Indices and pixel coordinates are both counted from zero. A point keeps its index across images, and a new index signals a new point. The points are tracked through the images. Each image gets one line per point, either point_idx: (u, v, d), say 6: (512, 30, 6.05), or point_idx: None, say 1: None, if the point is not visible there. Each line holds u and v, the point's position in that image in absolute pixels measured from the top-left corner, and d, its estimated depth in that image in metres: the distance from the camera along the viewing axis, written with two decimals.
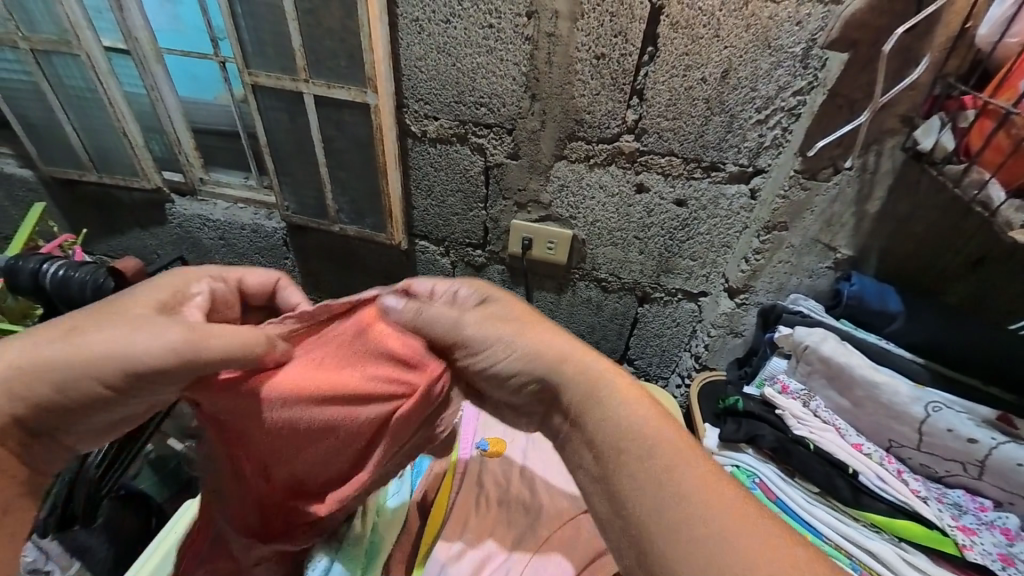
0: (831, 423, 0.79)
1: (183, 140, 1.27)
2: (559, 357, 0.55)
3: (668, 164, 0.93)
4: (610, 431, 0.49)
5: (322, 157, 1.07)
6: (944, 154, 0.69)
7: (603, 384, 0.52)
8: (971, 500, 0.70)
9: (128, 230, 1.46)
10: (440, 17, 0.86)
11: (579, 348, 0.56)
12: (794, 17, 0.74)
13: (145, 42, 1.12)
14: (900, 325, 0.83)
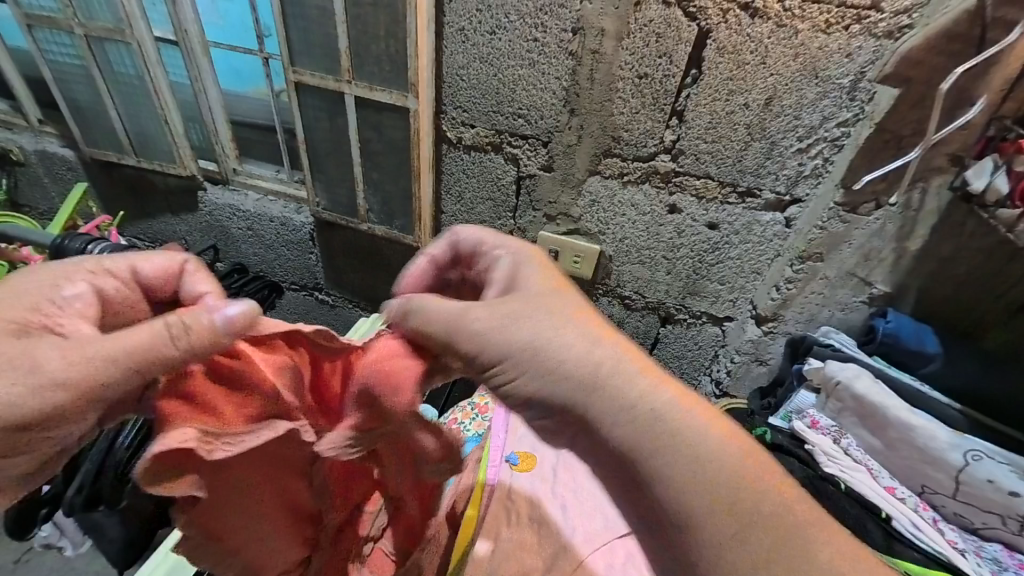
0: (864, 464, 0.74)
1: (221, 131, 1.30)
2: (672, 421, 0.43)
3: (703, 187, 0.93)
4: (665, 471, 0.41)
5: (358, 157, 1.08)
6: (997, 198, 0.65)
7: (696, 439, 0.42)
8: (1010, 556, 0.65)
9: (160, 215, 1.49)
10: (486, 28, 0.87)
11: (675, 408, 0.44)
12: (844, 49, 0.73)
13: (194, 34, 1.16)
14: (939, 367, 0.80)
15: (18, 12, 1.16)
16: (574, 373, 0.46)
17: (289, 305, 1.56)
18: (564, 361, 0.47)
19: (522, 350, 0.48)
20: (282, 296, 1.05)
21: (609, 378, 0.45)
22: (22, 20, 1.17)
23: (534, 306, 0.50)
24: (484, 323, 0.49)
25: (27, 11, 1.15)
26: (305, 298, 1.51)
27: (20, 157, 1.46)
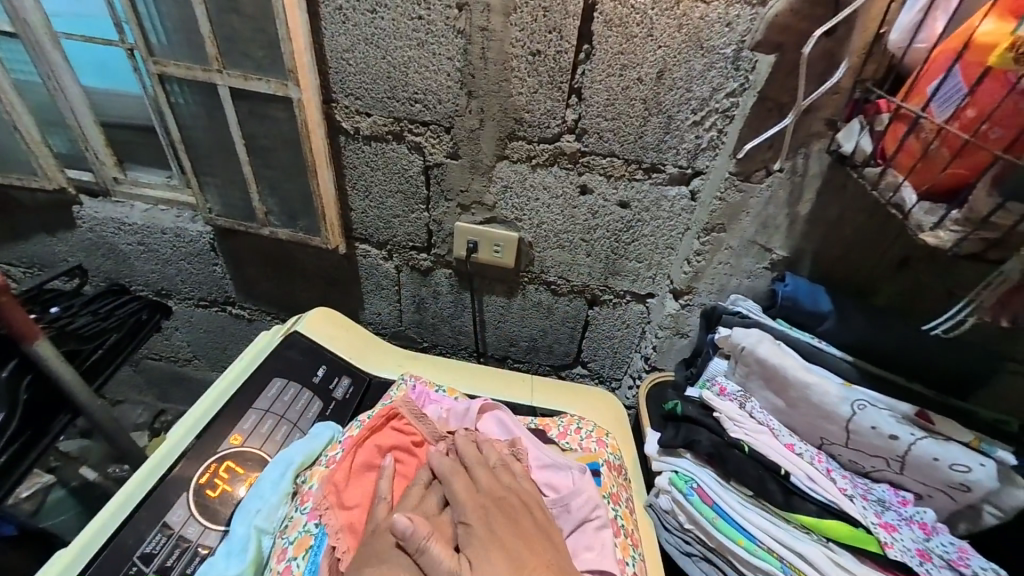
0: (766, 425, 0.76)
1: (91, 135, 1.14)
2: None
3: (610, 165, 0.92)
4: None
5: (244, 156, 0.98)
6: (863, 158, 0.66)
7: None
8: (894, 495, 0.70)
9: (32, 236, 1.31)
10: (366, 7, 0.80)
11: None
12: (723, 19, 0.73)
13: (37, 25, 1.01)
14: (833, 325, 0.84)
15: None
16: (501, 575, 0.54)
17: (201, 322, 1.43)
18: (496, 566, 0.55)
19: (482, 565, 0.55)
20: (170, 315, 0.92)
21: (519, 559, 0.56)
22: None
23: (514, 544, 0.58)
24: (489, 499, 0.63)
25: None
26: (218, 313, 1.39)
27: None
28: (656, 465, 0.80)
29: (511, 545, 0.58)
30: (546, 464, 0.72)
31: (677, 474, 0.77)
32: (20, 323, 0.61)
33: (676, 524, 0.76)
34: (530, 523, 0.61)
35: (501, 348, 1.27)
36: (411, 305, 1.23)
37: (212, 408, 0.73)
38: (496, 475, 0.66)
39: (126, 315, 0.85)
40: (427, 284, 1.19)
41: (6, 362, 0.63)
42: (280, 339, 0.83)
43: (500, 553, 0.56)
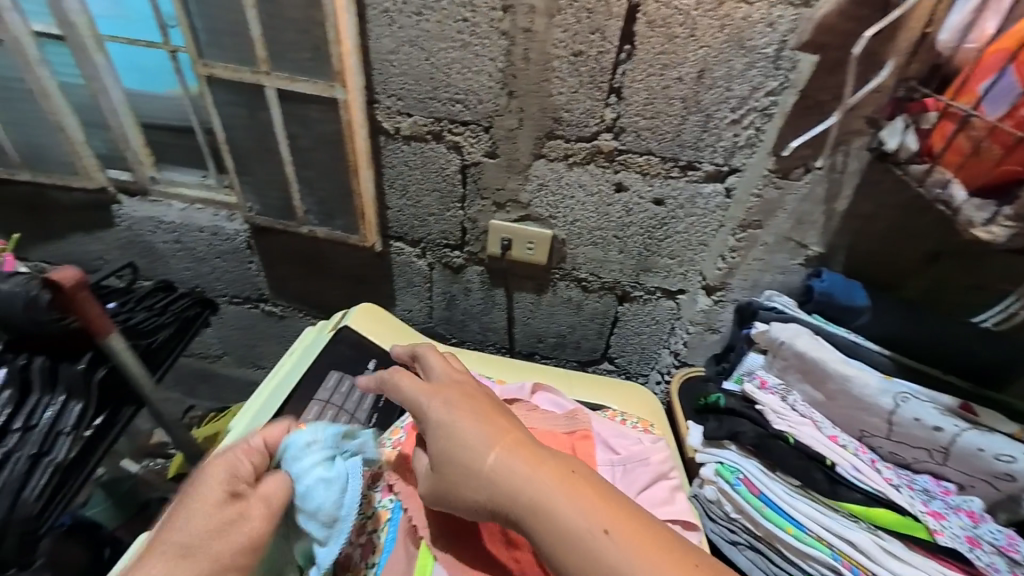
0: (808, 417, 0.78)
1: (130, 135, 1.17)
2: (501, 485, 0.54)
3: (647, 164, 0.93)
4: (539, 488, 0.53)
5: (287, 156, 1.01)
6: (908, 154, 0.69)
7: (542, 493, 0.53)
8: (937, 485, 0.72)
9: (68, 235, 1.33)
10: (411, 9, 0.82)
11: (523, 474, 0.54)
12: (766, 19, 0.75)
13: (83, 28, 1.03)
14: (869, 319, 0.85)
15: None
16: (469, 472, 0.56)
17: (232, 319, 1.45)
18: (455, 461, 0.57)
19: (456, 466, 0.57)
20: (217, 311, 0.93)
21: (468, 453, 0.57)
22: None
23: (464, 439, 0.57)
24: (440, 406, 0.60)
25: None
26: (249, 310, 1.42)
27: None
28: (700, 456, 0.83)
29: (471, 441, 0.57)
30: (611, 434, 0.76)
31: (722, 465, 0.79)
32: (93, 316, 0.63)
33: (721, 514, 0.78)
34: (483, 412, 0.60)
35: (529, 344, 1.29)
36: (441, 302, 1.25)
37: (266, 407, 0.76)
38: (443, 384, 0.64)
39: (178, 312, 0.87)
40: (458, 281, 1.21)
41: (82, 355, 0.68)
42: (327, 336, 0.85)
43: (478, 487, 0.56)
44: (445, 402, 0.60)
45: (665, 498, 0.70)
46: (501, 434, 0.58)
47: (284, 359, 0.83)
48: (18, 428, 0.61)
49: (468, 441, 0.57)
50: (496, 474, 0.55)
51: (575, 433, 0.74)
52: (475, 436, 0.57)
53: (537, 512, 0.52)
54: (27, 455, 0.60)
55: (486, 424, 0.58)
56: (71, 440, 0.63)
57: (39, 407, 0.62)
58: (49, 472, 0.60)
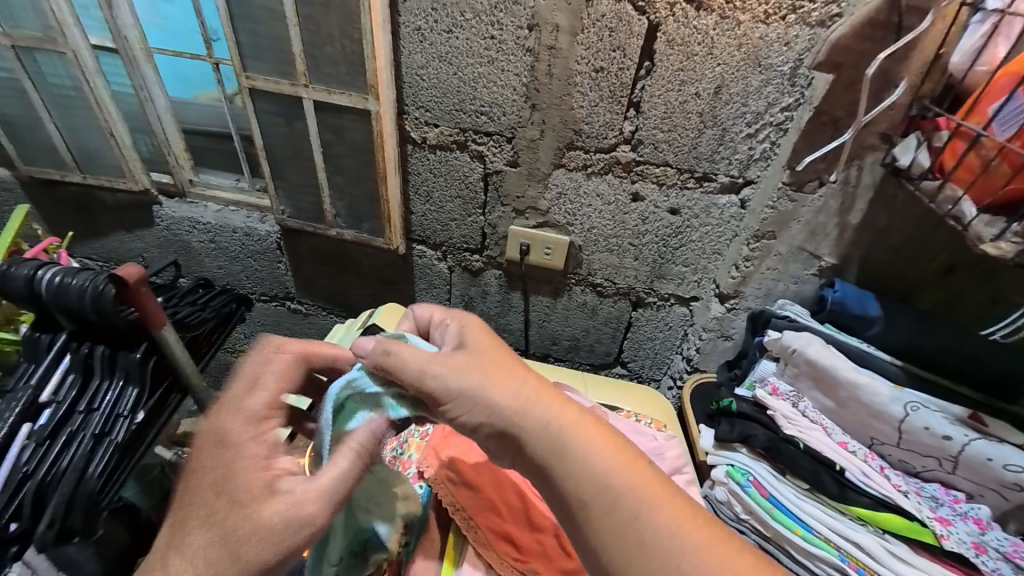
0: (818, 423, 0.80)
1: (173, 141, 1.25)
2: (509, 410, 0.56)
3: (663, 174, 0.97)
4: (578, 468, 0.53)
5: (320, 162, 1.06)
6: (920, 171, 0.71)
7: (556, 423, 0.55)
8: (946, 493, 0.73)
9: (111, 233, 1.41)
10: (442, 27, 0.87)
11: (541, 404, 0.56)
12: (782, 39, 0.78)
13: (134, 41, 1.11)
14: (881, 329, 0.87)
15: None
16: (484, 400, 0.56)
17: (259, 316, 1.52)
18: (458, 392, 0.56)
19: (465, 391, 0.56)
20: (250, 308, 1.01)
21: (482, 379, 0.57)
22: None
23: (477, 367, 0.58)
24: (443, 373, 0.57)
25: None
26: (276, 308, 1.48)
27: None
28: (711, 458, 0.86)
29: (480, 370, 0.57)
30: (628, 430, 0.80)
31: (732, 467, 0.82)
32: (151, 311, 0.69)
33: (731, 515, 0.81)
34: (494, 370, 0.58)
35: (543, 346, 1.32)
36: (460, 304, 1.30)
37: None
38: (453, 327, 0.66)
39: (218, 307, 0.93)
40: (477, 284, 1.25)
41: (137, 345, 0.73)
42: (357, 333, 0.91)
43: (484, 406, 0.56)
44: (447, 365, 0.57)
45: None
46: (510, 366, 0.59)
47: None
48: (83, 410, 0.68)
49: (484, 372, 0.57)
50: (513, 403, 0.56)
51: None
52: (488, 368, 0.58)
53: (582, 488, 0.52)
54: (92, 435, 0.67)
55: (498, 359, 0.59)
56: (129, 423, 0.70)
57: (100, 392, 0.70)
58: (109, 453, 0.67)
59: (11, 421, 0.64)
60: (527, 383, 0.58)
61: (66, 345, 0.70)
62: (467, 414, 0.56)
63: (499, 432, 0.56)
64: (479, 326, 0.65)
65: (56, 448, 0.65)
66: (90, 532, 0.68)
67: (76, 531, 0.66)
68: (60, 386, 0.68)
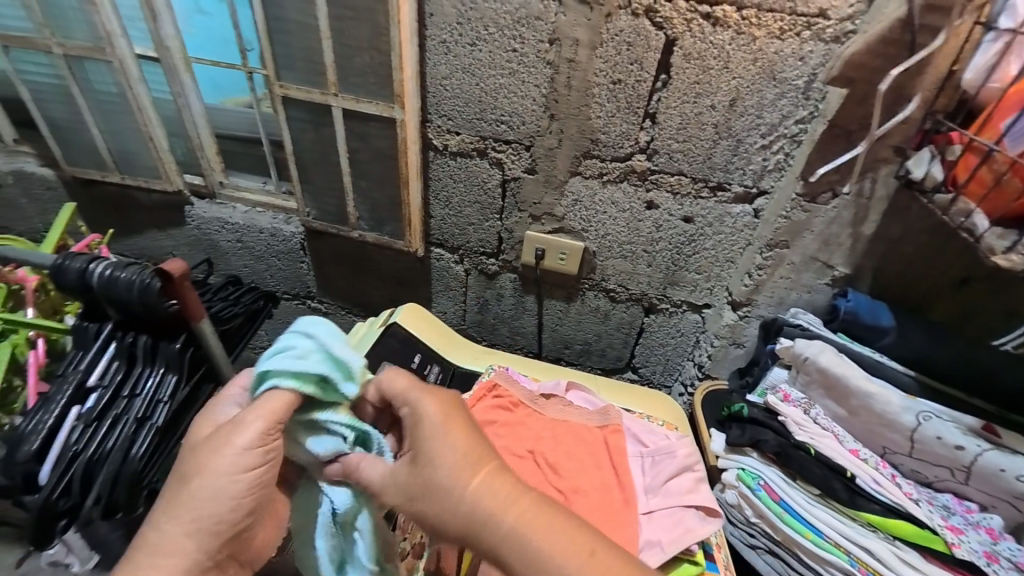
0: (830, 430, 0.81)
1: (206, 145, 1.31)
2: (467, 510, 0.53)
3: (677, 183, 0.99)
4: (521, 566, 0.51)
5: (346, 167, 1.11)
6: (933, 184, 0.73)
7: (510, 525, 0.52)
8: (958, 503, 0.74)
9: (144, 231, 1.48)
10: (466, 41, 0.91)
11: (502, 501, 0.53)
12: (797, 54, 0.80)
13: (175, 51, 1.17)
14: (894, 339, 0.88)
15: None
16: (446, 493, 0.54)
17: (280, 314, 1.57)
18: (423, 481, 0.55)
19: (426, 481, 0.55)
20: (277, 305, 1.06)
21: (444, 468, 0.55)
22: None
23: (441, 452, 0.55)
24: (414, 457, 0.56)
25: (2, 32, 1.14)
26: (297, 306, 1.53)
27: None
28: (723, 462, 0.87)
29: (443, 459, 0.55)
30: (641, 428, 0.83)
31: (743, 471, 0.84)
32: (191, 304, 0.73)
33: (742, 518, 0.83)
34: (461, 456, 0.55)
35: (556, 349, 1.34)
36: (475, 306, 1.33)
37: None
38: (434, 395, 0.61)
39: (248, 303, 0.98)
40: (491, 287, 1.28)
41: (176, 336, 0.77)
42: (378, 331, 0.94)
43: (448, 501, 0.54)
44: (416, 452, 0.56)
45: (691, 487, 0.74)
46: (475, 457, 0.56)
47: None
48: (126, 395, 0.74)
49: (446, 462, 0.55)
50: (476, 499, 0.53)
51: (607, 427, 0.81)
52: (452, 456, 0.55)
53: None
54: (134, 418, 0.73)
55: (463, 445, 0.56)
56: (167, 408, 0.76)
57: (141, 379, 0.76)
58: (149, 436, 0.73)
59: (62, 404, 0.71)
60: (498, 486, 0.54)
61: (111, 335, 0.76)
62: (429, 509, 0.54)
63: (461, 529, 0.54)
64: (450, 404, 0.60)
65: (102, 429, 0.72)
66: (132, 510, 0.73)
67: (119, 507, 0.71)
68: (106, 371, 0.74)
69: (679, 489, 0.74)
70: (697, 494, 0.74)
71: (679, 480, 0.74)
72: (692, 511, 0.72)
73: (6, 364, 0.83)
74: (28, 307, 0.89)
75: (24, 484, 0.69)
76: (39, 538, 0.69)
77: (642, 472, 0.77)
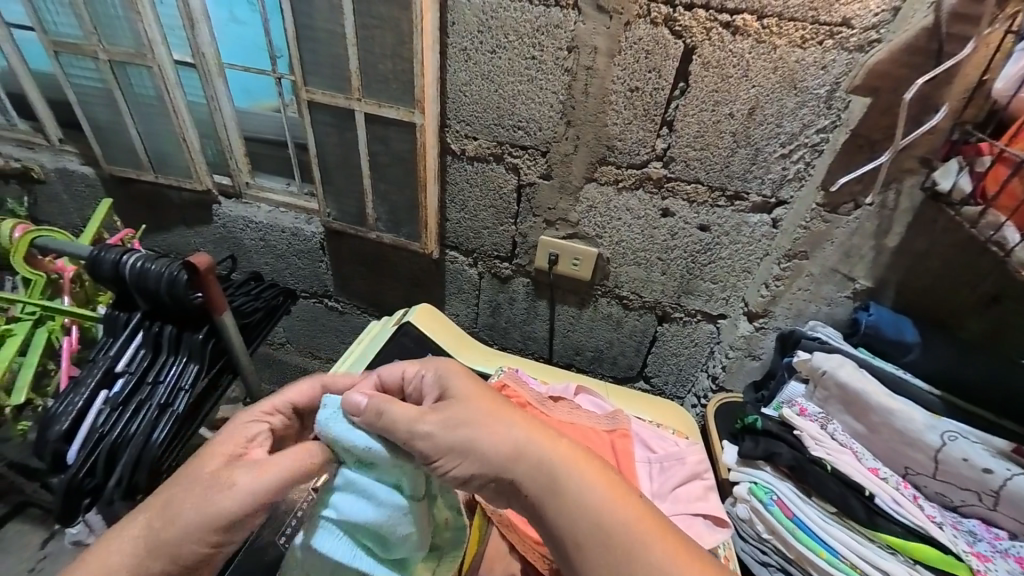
0: (848, 446, 0.78)
1: (235, 146, 1.37)
2: (505, 460, 0.55)
3: (694, 191, 0.98)
4: (570, 516, 0.51)
5: (366, 170, 1.14)
6: (961, 197, 0.72)
7: (555, 470, 0.53)
8: (986, 530, 0.70)
9: (174, 227, 1.55)
10: (486, 48, 0.93)
11: (539, 449, 0.55)
12: (819, 62, 0.79)
13: (210, 57, 1.23)
14: (918, 356, 0.85)
15: (45, 39, 1.22)
16: (482, 447, 0.55)
17: (298, 311, 1.61)
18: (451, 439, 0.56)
19: (460, 436, 0.56)
20: (295, 301, 1.09)
21: (474, 419, 0.57)
22: (50, 47, 1.23)
23: (466, 410, 0.57)
24: (434, 425, 0.56)
25: (54, 39, 1.21)
26: (315, 304, 1.57)
27: (41, 175, 1.51)
28: (734, 475, 0.86)
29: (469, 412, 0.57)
30: (650, 435, 0.82)
31: (755, 484, 0.82)
32: (215, 297, 0.76)
33: (753, 534, 0.81)
34: (484, 412, 0.57)
35: (567, 355, 1.34)
36: (487, 309, 1.34)
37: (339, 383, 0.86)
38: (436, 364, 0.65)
39: (268, 298, 1.01)
40: (504, 291, 1.29)
41: (200, 327, 0.80)
42: (392, 329, 0.96)
43: (484, 453, 0.55)
44: (439, 420, 0.56)
45: (699, 495, 0.74)
46: (500, 410, 0.58)
47: (353, 347, 0.94)
48: (150, 381, 0.78)
49: (477, 414, 0.57)
50: (514, 447, 0.55)
51: (615, 431, 0.79)
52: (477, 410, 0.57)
53: (583, 542, 0.50)
54: (156, 405, 0.76)
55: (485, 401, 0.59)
56: (188, 396, 0.78)
57: (165, 366, 0.79)
58: (169, 422, 0.75)
59: (90, 387, 0.75)
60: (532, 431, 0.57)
61: (139, 323, 0.80)
62: (462, 464, 0.55)
63: (496, 477, 0.55)
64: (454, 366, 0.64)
65: (126, 413, 0.75)
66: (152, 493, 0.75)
67: (140, 490, 0.73)
68: (133, 358, 0.78)
69: (687, 497, 0.73)
70: (705, 503, 0.73)
71: (688, 488, 0.74)
72: (701, 519, 0.71)
73: (43, 349, 0.87)
74: (65, 295, 0.94)
75: (52, 463, 0.72)
76: (66, 515, 0.72)
77: (650, 480, 0.75)
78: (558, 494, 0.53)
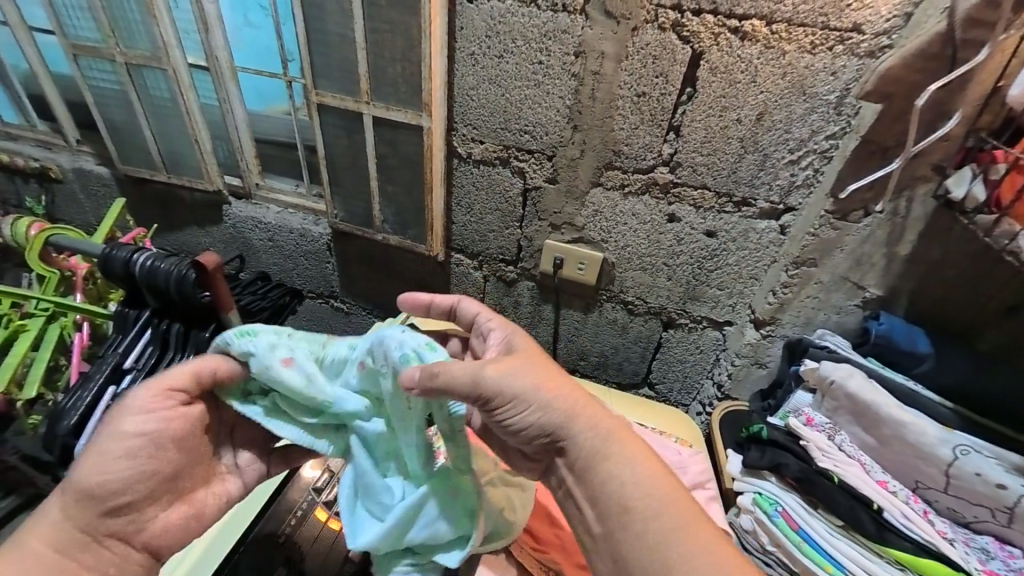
0: (855, 458, 0.77)
1: (245, 147, 1.39)
2: (565, 421, 0.61)
3: (701, 197, 0.98)
4: (615, 490, 0.58)
5: (374, 172, 1.15)
6: (975, 205, 0.71)
7: (606, 439, 0.61)
8: (999, 547, 0.68)
9: (185, 227, 1.57)
10: (494, 53, 0.94)
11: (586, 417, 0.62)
12: (829, 68, 0.78)
13: (223, 60, 1.26)
14: (930, 367, 0.83)
15: (65, 42, 1.25)
16: (536, 403, 0.60)
17: (305, 311, 1.62)
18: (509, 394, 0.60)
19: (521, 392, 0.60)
20: (302, 301, 1.10)
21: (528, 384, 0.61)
22: (69, 50, 1.26)
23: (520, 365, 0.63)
24: (497, 374, 0.60)
25: (74, 42, 1.24)
26: (321, 305, 1.58)
27: (58, 173, 1.54)
28: (738, 485, 0.84)
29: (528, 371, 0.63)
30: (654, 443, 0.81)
31: (760, 495, 0.81)
32: (223, 296, 0.77)
33: (756, 546, 0.79)
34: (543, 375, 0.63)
35: (571, 360, 1.33)
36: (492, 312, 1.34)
37: None
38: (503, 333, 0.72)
39: (275, 298, 1.02)
40: (509, 294, 1.29)
41: (207, 325, 0.81)
42: None
43: (542, 410, 0.60)
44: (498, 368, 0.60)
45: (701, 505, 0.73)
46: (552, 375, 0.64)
47: None
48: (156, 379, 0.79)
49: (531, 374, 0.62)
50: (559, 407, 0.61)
51: None
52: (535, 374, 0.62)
53: (629, 504, 0.57)
54: None
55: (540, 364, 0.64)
56: None
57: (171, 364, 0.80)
58: None
59: (99, 383, 0.76)
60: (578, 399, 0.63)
61: (148, 321, 0.81)
62: (520, 417, 0.60)
63: (552, 432, 0.61)
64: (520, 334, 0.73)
65: None
66: None
67: None
68: (141, 355, 0.80)
69: None
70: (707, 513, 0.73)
71: None
72: None
73: (55, 345, 0.89)
74: (78, 292, 0.96)
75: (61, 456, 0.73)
76: None
77: None
78: (603, 460, 0.60)
